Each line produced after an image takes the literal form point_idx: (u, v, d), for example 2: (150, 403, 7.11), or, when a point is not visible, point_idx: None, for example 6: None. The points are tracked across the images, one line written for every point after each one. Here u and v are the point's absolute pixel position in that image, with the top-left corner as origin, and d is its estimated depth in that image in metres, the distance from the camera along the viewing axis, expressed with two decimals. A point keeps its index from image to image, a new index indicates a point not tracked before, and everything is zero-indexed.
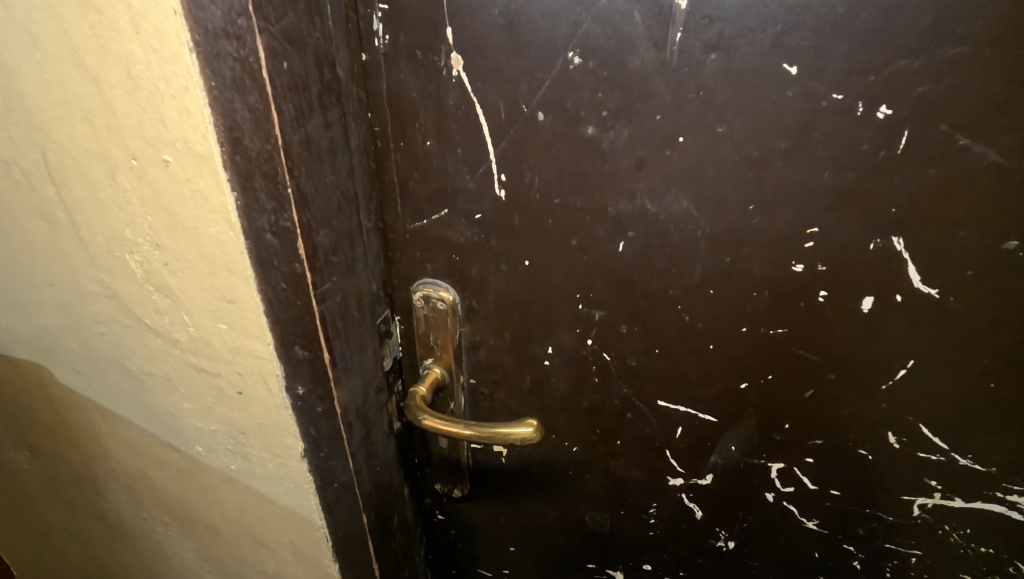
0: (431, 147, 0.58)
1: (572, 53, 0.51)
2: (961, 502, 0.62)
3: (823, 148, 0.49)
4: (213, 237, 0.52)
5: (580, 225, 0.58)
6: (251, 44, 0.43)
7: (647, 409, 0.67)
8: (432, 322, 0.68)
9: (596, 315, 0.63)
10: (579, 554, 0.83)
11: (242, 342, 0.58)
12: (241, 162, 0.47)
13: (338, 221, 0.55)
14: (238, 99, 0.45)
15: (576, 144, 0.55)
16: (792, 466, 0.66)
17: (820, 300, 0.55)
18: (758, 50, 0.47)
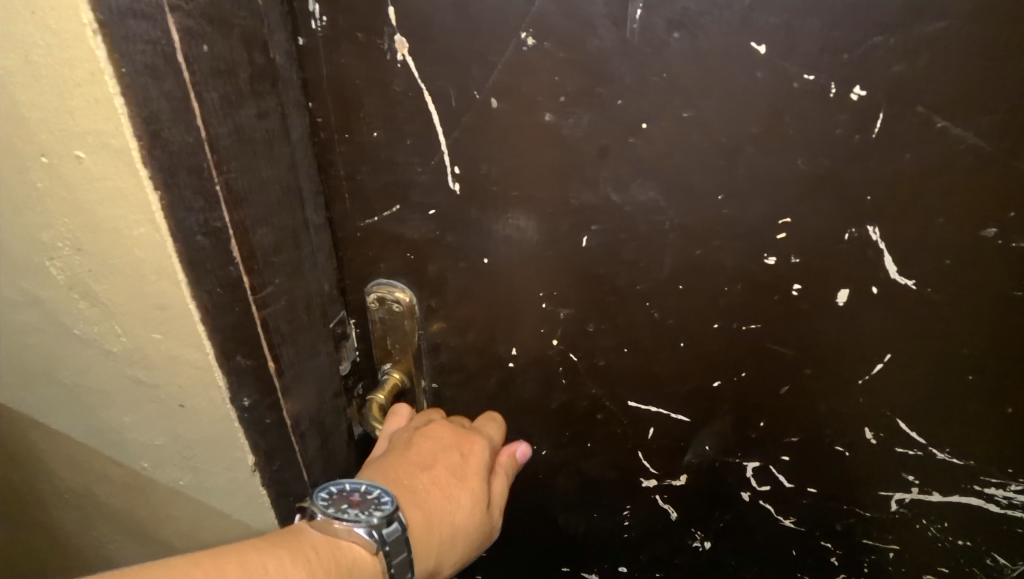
0: (379, 138, 0.54)
1: (525, 34, 0.47)
2: (939, 495, 0.60)
3: (796, 132, 0.46)
4: (137, 239, 0.46)
5: (542, 218, 0.55)
6: (163, 23, 0.40)
7: (618, 408, 0.64)
8: (389, 325, 0.65)
9: (562, 313, 0.60)
10: (553, 558, 0.80)
11: (180, 352, 0.52)
12: (162, 156, 0.42)
13: (277, 219, 0.52)
14: (154, 86, 0.40)
15: (534, 132, 0.51)
16: (768, 464, 0.63)
17: (794, 293, 0.52)
18: (724, 28, 0.44)
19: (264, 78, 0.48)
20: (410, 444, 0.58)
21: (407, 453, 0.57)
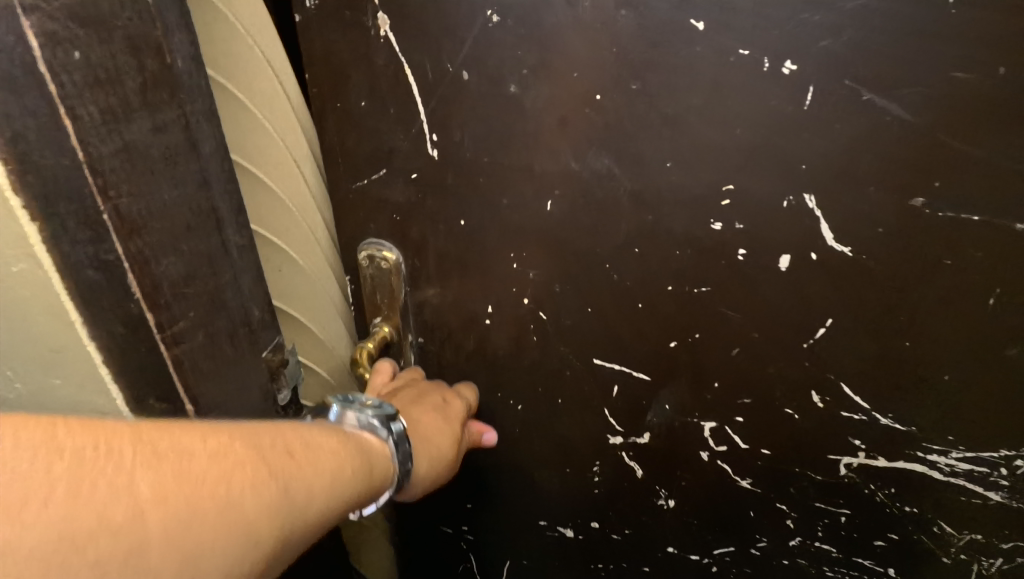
0: (365, 107, 0.60)
1: (490, 11, 0.51)
2: (885, 460, 0.62)
3: (734, 104, 0.49)
4: (18, 277, 0.45)
5: (509, 184, 0.60)
6: (19, 29, 0.37)
7: (585, 367, 0.69)
8: (377, 282, 0.71)
9: (530, 274, 0.64)
10: (531, 511, 0.86)
11: (85, 389, 0.52)
12: (34, 183, 0.41)
13: (187, 244, 0.49)
14: (18, 104, 0.39)
15: (500, 102, 0.55)
16: (724, 425, 0.67)
17: (739, 259, 0.56)
18: (666, 5, 0.47)
19: (160, 85, 0.44)
20: (403, 394, 0.68)
21: (400, 399, 0.66)
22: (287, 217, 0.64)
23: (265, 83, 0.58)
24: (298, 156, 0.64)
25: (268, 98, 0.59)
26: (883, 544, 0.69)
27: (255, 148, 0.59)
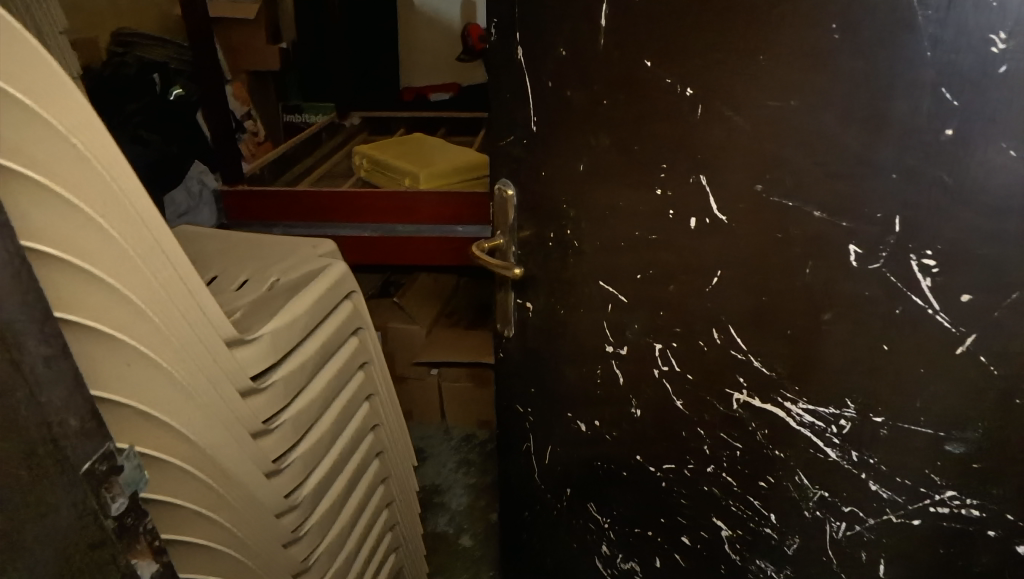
0: (506, 97, 0.83)
1: (559, 47, 0.77)
2: (759, 402, 0.86)
3: (662, 111, 0.75)
4: None
5: (564, 153, 0.83)
6: None
7: (592, 287, 0.89)
8: (498, 204, 0.90)
9: (568, 210, 0.85)
10: (560, 402, 1.00)
11: None
12: None
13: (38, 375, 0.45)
14: None
15: (555, 99, 0.80)
16: (666, 347, 0.88)
17: (670, 216, 0.80)
18: (630, 50, 0.74)
19: None
20: None
21: None
22: (159, 302, 0.58)
23: (76, 156, 0.50)
24: (172, 255, 0.59)
25: (102, 186, 0.52)
26: (766, 487, 0.91)
27: (87, 226, 0.52)
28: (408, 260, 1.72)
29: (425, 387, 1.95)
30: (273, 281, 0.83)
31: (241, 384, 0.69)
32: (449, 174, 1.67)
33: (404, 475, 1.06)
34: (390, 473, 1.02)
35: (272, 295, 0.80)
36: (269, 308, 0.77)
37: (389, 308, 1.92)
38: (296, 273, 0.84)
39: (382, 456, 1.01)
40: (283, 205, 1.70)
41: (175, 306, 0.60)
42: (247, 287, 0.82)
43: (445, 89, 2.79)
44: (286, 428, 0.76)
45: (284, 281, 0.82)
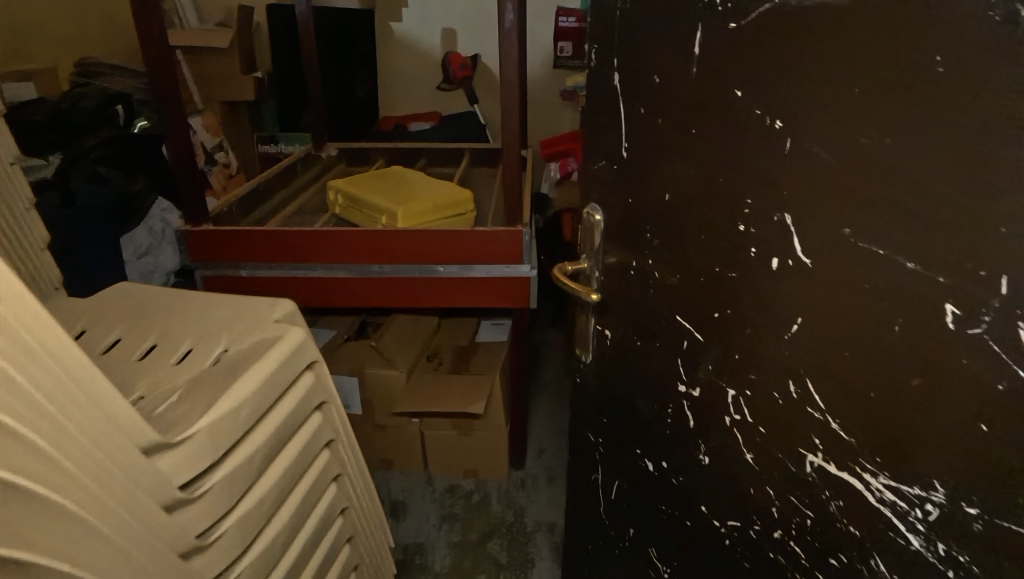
0: (602, 121, 0.80)
1: (654, 76, 0.70)
2: (836, 469, 0.65)
3: (748, 144, 0.62)
4: None
5: (650, 185, 0.75)
6: None
7: (670, 321, 0.79)
8: (585, 229, 0.87)
9: (654, 241, 0.77)
10: (630, 438, 0.94)
11: None
12: None
13: None
14: None
15: (646, 126, 0.73)
16: (739, 394, 0.73)
17: (751, 254, 0.66)
18: (722, 77, 0.63)
19: None
20: None
21: None
22: (32, 410, 0.46)
23: None
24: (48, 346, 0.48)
25: None
26: (837, 565, 0.69)
27: None
28: (388, 302, 1.61)
29: (406, 434, 1.83)
30: (220, 352, 0.71)
31: (167, 496, 0.57)
32: (427, 212, 1.59)
33: (381, 554, 0.96)
34: (363, 558, 0.91)
35: (214, 371, 0.68)
36: (209, 391, 0.65)
37: (366, 352, 1.79)
38: (249, 340, 0.73)
39: (354, 541, 0.89)
40: (252, 245, 1.56)
41: (56, 411, 0.48)
42: (188, 360, 0.70)
43: (427, 118, 2.72)
44: (229, 536, 0.64)
45: (232, 353, 0.71)
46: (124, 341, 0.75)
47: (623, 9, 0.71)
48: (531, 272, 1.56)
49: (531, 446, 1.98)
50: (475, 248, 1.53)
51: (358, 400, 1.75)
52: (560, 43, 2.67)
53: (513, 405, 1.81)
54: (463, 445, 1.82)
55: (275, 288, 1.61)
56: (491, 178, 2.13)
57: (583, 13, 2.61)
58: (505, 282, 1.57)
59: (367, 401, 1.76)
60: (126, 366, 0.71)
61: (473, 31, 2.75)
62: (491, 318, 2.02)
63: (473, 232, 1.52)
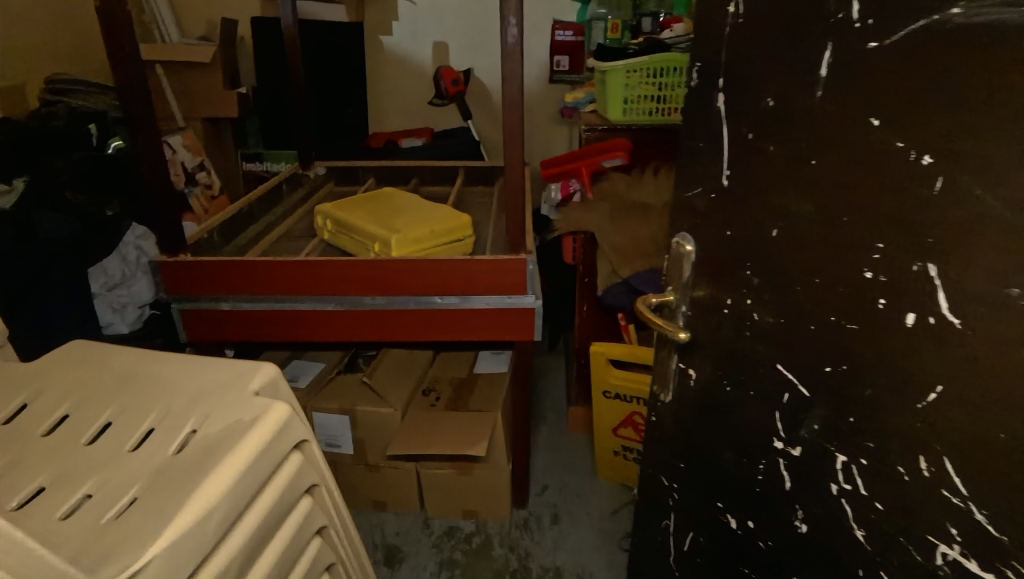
0: (700, 146, 0.72)
1: (769, 98, 0.63)
2: (977, 567, 0.60)
3: (882, 182, 0.57)
4: None
5: (755, 220, 0.69)
6: None
7: (768, 369, 0.73)
8: (672, 261, 0.79)
9: (755, 280, 0.71)
10: (710, 489, 0.87)
11: None
12: None
13: None
14: None
15: (754, 155, 0.67)
16: (851, 463, 0.68)
17: (879, 306, 0.60)
18: (855, 106, 0.57)
19: None
20: None
21: None
22: None
23: None
24: None
25: None
26: None
27: None
28: (382, 337, 1.49)
29: (402, 476, 1.69)
30: (188, 435, 0.60)
31: None
32: (424, 239, 1.48)
33: None
34: None
35: (179, 467, 0.57)
36: (168, 498, 0.53)
37: (357, 389, 1.66)
38: (223, 422, 0.61)
39: None
40: (233, 277, 1.44)
41: None
42: (150, 446, 0.59)
43: (418, 134, 2.61)
44: None
45: (202, 437, 0.60)
46: (73, 420, 0.63)
47: (734, 24, 0.65)
48: (537, 303, 1.44)
49: (534, 482, 1.84)
50: (475, 278, 1.42)
51: (349, 439, 1.63)
52: (556, 56, 2.57)
53: (516, 443, 1.68)
54: (463, 486, 1.68)
55: (260, 323, 1.49)
56: (487, 199, 2.02)
57: (580, 26, 2.52)
58: (509, 314, 1.46)
59: (359, 441, 1.63)
60: (73, 455, 0.59)
61: (466, 45, 2.66)
62: (489, 348, 1.89)
63: (473, 261, 1.40)
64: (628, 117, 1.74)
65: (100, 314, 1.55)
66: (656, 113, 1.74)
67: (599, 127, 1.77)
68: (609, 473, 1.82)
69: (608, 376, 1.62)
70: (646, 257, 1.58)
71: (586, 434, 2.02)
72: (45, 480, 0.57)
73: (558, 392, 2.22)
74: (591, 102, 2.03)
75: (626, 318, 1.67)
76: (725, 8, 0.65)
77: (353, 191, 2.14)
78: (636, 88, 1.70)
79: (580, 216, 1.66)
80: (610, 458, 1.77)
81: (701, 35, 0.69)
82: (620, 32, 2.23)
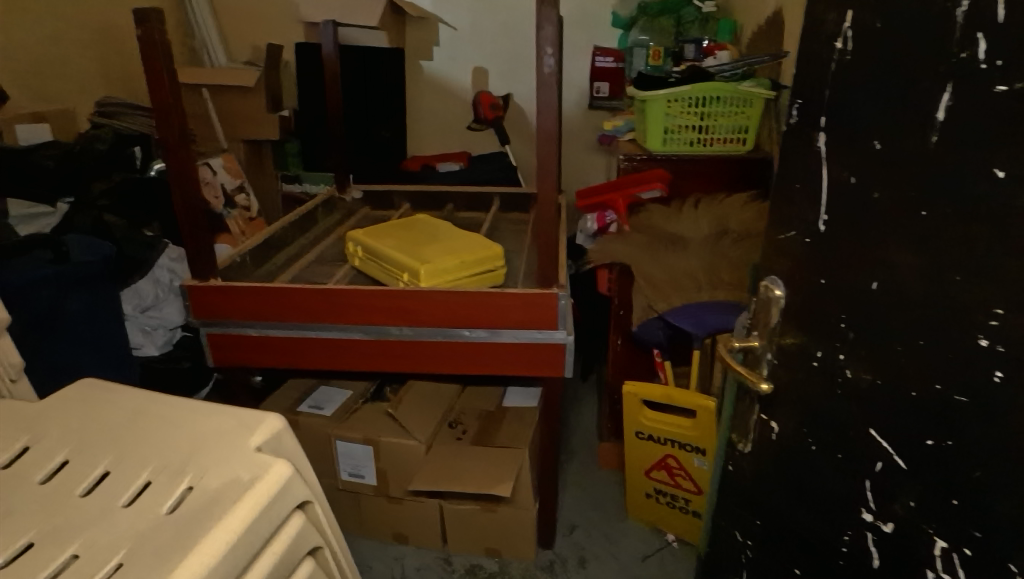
0: (797, 187, 0.69)
1: (875, 141, 0.60)
2: None
3: (1004, 244, 0.53)
4: None
5: (853, 272, 0.65)
6: None
7: (860, 434, 0.69)
8: (760, 306, 0.75)
9: (850, 334, 0.66)
10: (785, 552, 0.82)
11: None
12: None
13: None
14: None
15: (856, 202, 0.63)
16: (952, 550, 0.64)
17: (995, 380, 0.56)
18: (977, 152, 0.53)
19: None
20: None
21: None
22: None
23: None
24: None
25: None
26: None
27: None
28: (409, 368, 1.46)
29: (423, 511, 1.62)
30: (185, 492, 0.58)
31: None
32: (452, 271, 1.44)
33: None
34: None
35: (171, 531, 0.54)
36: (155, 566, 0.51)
37: (381, 420, 1.62)
38: (218, 481, 0.59)
39: None
40: (260, 304, 1.43)
41: None
42: (144, 503, 0.57)
43: (454, 158, 2.60)
44: None
45: (198, 494, 0.58)
46: (73, 465, 0.63)
47: (840, 61, 0.61)
48: (568, 339, 1.38)
49: (561, 521, 1.73)
50: (503, 311, 1.37)
51: (372, 469, 1.58)
52: (596, 83, 2.53)
53: (542, 483, 1.60)
54: (486, 524, 1.59)
55: (286, 350, 1.48)
56: (521, 227, 1.98)
57: (620, 52, 2.48)
58: (538, 349, 1.40)
59: (381, 473, 1.59)
60: (65, 507, 0.58)
61: (505, 70, 2.66)
62: (518, 383, 1.83)
63: (501, 294, 1.35)
64: (669, 147, 1.71)
65: (131, 336, 1.67)
66: (698, 143, 1.71)
67: (637, 156, 1.71)
68: (641, 515, 1.70)
69: (639, 416, 1.54)
70: (683, 293, 1.48)
71: (618, 473, 1.89)
72: (34, 536, 0.55)
73: (589, 427, 2.10)
74: (630, 130, 1.99)
75: (661, 355, 1.58)
76: (832, 44, 0.62)
77: (387, 215, 2.12)
78: (675, 117, 1.67)
79: (616, 247, 1.59)
80: (642, 501, 1.66)
81: (803, 73, 0.66)
82: (662, 59, 2.19)
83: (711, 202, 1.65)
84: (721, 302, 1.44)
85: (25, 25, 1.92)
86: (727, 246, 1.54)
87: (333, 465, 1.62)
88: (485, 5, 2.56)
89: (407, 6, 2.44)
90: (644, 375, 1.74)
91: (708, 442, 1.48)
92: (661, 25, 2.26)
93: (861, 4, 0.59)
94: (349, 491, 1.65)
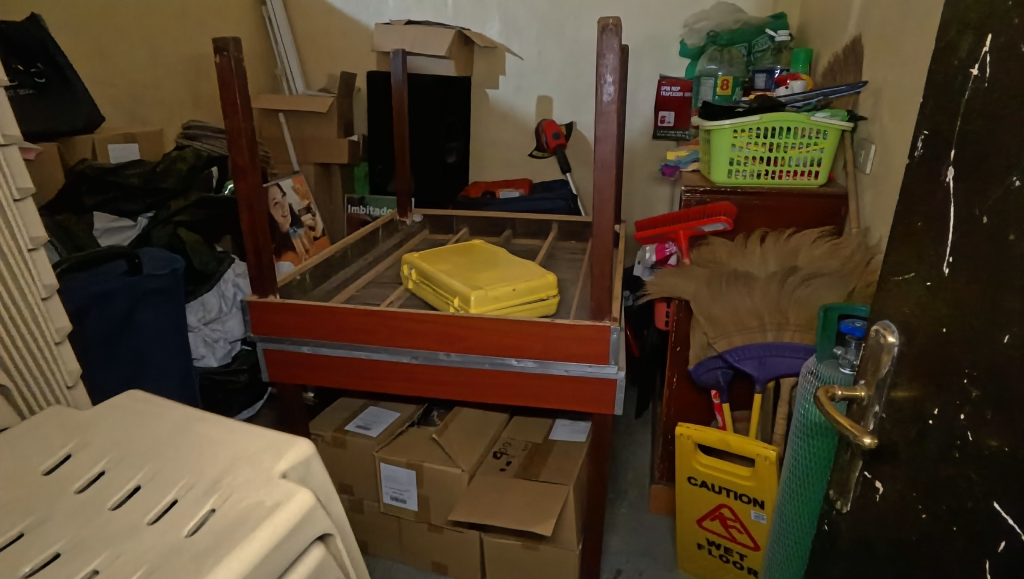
0: (920, 226, 0.60)
1: (1014, 177, 0.50)
2: None
3: None
4: None
5: (983, 324, 0.54)
6: None
7: (983, 510, 0.56)
8: (870, 351, 0.66)
9: (973, 392, 0.55)
10: None
11: None
12: None
13: None
14: None
15: (989, 247, 0.53)
16: None
17: None
18: None
19: None
20: None
21: None
22: None
23: None
24: None
25: None
26: None
27: None
28: (455, 395, 1.44)
29: (464, 543, 1.57)
30: (207, 514, 0.59)
31: None
32: (504, 298, 1.42)
33: None
34: None
35: (187, 552, 0.55)
36: None
37: (426, 445, 1.59)
38: (241, 503, 0.59)
39: None
40: (313, 322, 1.45)
41: None
42: (168, 521, 0.58)
43: (516, 186, 2.62)
44: None
45: (218, 518, 0.58)
46: (110, 475, 0.65)
47: (977, 89, 0.53)
48: (619, 374, 1.33)
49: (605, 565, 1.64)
50: (555, 342, 1.33)
51: (414, 495, 1.56)
52: (661, 112, 2.51)
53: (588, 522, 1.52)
54: (526, 561, 1.52)
55: (337, 368, 1.49)
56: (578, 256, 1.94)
57: (688, 82, 2.44)
58: (590, 385, 1.35)
59: (423, 499, 1.56)
60: (96, 518, 0.60)
61: (568, 98, 2.66)
62: (568, 417, 1.78)
63: (552, 324, 1.32)
64: (735, 179, 1.65)
65: (194, 347, 1.75)
66: (765, 175, 1.64)
67: (700, 189, 1.63)
68: (691, 567, 1.59)
69: (692, 460, 1.46)
70: (745, 332, 1.41)
71: (669, 517, 1.79)
72: (63, 546, 0.57)
73: (642, 467, 2.00)
74: (694, 161, 1.92)
75: (719, 398, 1.50)
76: (967, 71, 0.53)
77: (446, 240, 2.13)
78: (744, 148, 1.61)
79: (675, 280, 1.53)
80: (693, 553, 1.56)
81: (931, 103, 0.58)
82: (731, 89, 2.12)
83: (777, 237, 1.54)
84: (791, 345, 1.36)
85: (126, 55, 2.08)
86: (795, 288, 1.39)
87: (377, 487, 1.61)
88: (553, 34, 2.58)
89: (476, 36, 2.49)
90: (702, 417, 1.66)
91: (766, 495, 1.37)
92: (730, 55, 2.18)
93: (1002, 24, 0.50)
94: (391, 515, 1.63)
